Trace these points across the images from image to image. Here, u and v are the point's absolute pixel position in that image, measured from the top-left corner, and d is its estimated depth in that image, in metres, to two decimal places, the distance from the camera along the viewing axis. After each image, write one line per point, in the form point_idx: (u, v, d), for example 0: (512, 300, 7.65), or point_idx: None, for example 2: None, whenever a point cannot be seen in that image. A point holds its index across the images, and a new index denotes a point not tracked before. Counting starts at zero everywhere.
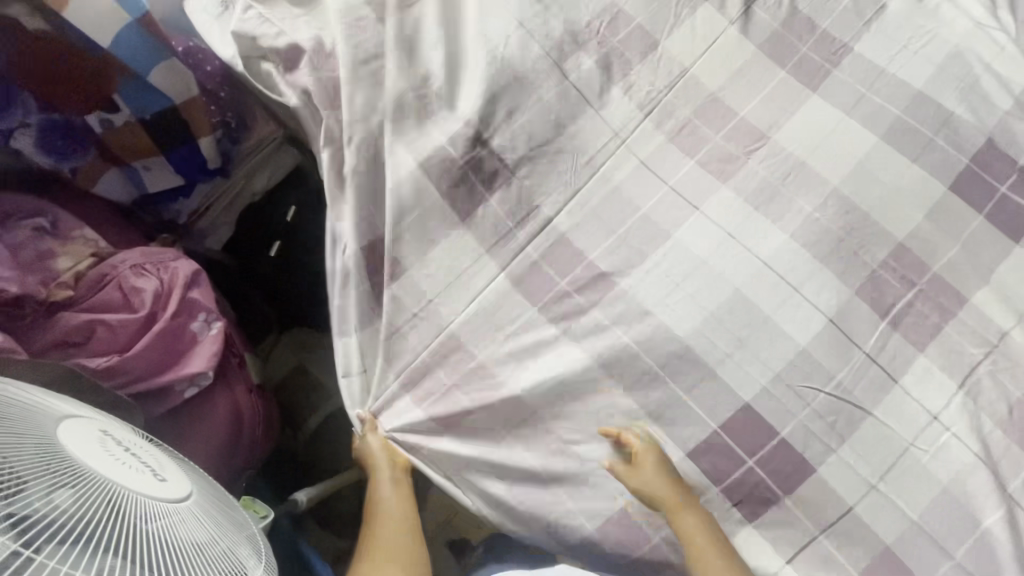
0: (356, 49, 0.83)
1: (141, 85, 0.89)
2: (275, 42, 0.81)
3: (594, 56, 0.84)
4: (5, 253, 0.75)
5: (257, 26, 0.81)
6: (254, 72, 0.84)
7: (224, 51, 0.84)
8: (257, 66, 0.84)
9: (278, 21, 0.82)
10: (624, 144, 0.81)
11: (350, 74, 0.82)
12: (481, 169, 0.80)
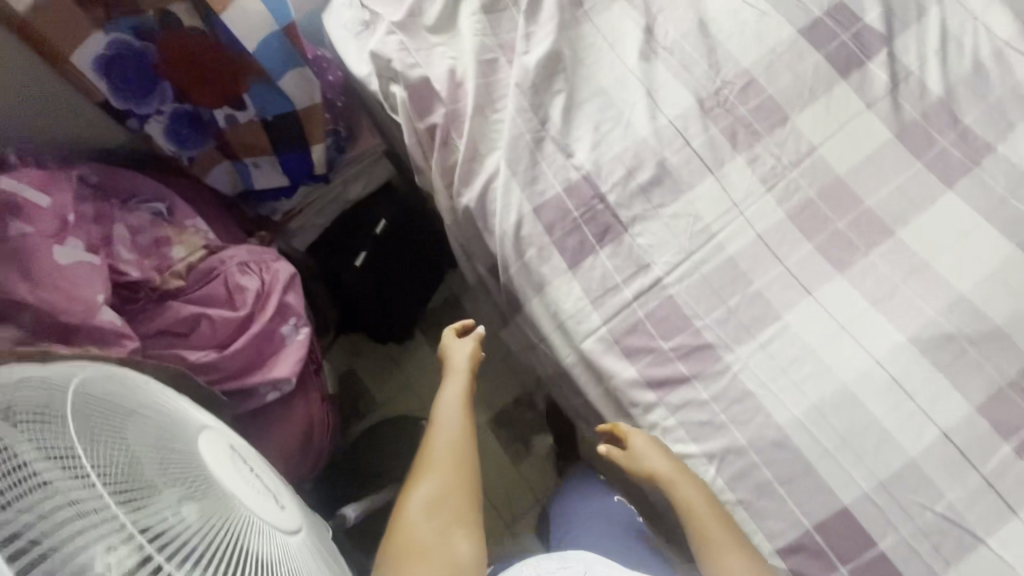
0: (486, 87, 0.85)
1: (270, 88, 0.91)
2: (409, 72, 0.83)
3: (720, 122, 0.83)
4: (126, 236, 0.78)
5: (395, 51, 0.83)
6: (383, 92, 0.85)
7: (357, 69, 0.87)
8: (387, 87, 0.85)
9: (415, 50, 0.84)
10: (743, 215, 0.79)
11: (476, 109, 0.83)
12: (593, 220, 0.80)
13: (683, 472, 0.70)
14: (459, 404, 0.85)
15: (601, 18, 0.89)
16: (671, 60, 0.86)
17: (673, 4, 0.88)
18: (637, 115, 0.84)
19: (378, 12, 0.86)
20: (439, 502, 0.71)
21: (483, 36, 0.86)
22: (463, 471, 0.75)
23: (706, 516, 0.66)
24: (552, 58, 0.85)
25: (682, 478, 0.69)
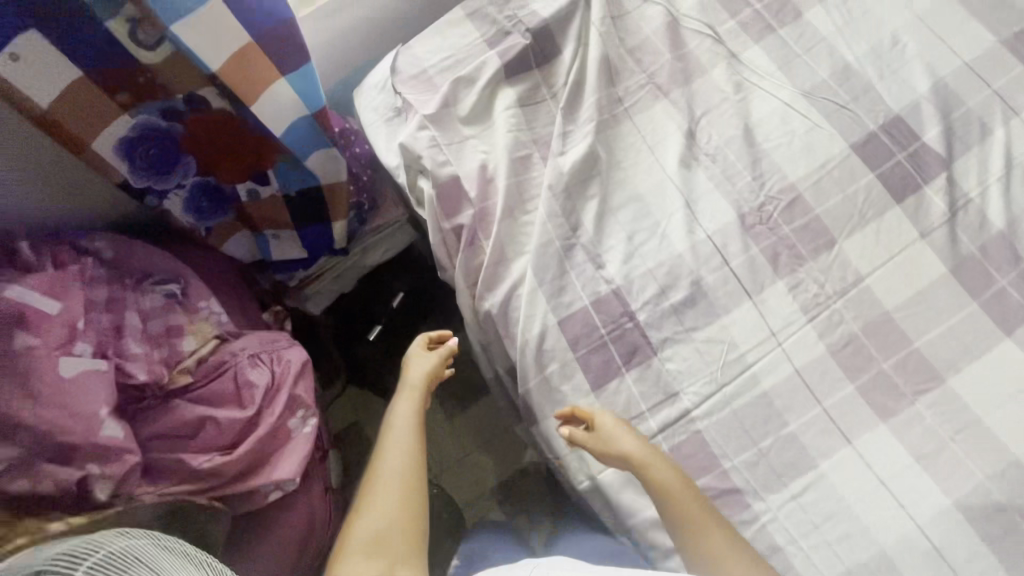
0: (518, 187, 0.81)
1: (295, 167, 0.88)
2: (439, 170, 0.80)
3: (762, 241, 0.78)
4: (137, 325, 0.75)
5: (426, 148, 0.80)
6: (410, 184, 0.83)
7: (387, 157, 0.85)
8: (415, 179, 0.82)
9: (446, 145, 0.81)
10: (781, 346, 0.74)
11: (505, 210, 0.80)
12: (622, 339, 0.75)
13: (648, 447, 0.69)
14: (411, 421, 0.80)
15: (641, 118, 0.85)
16: (713, 168, 0.82)
17: (718, 108, 0.84)
18: (674, 226, 0.80)
19: (410, 101, 0.83)
20: (387, 531, 0.67)
21: (517, 132, 0.83)
22: (413, 497, 0.71)
23: (674, 488, 0.65)
24: (587, 160, 0.81)
25: (647, 454, 0.68)
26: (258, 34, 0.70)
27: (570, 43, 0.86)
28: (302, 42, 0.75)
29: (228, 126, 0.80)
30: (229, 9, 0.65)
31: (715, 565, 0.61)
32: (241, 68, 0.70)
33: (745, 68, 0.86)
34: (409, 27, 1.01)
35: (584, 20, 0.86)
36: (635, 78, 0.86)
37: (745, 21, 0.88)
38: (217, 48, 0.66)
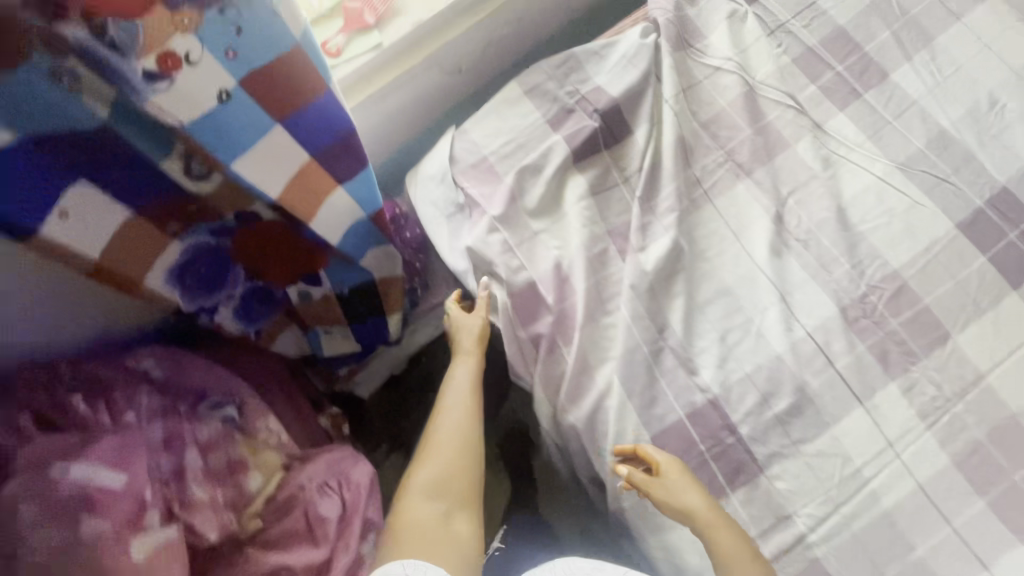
0: (596, 288, 0.75)
1: (348, 266, 0.82)
2: (514, 277, 0.74)
3: (868, 337, 0.72)
4: (199, 462, 0.68)
5: (498, 253, 0.75)
6: (480, 288, 0.77)
7: (452, 258, 0.79)
8: (485, 283, 0.76)
9: (518, 247, 0.75)
10: (899, 458, 0.68)
11: (586, 315, 0.73)
12: (723, 456, 0.70)
13: (715, 508, 0.64)
14: (466, 378, 0.76)
15: (723, 201, 0.78)
16: (807, 256, 0.76)
17: (807, 187, 0.78)
18: (770, 323, 0.73)
19: (475, 198, 0.77)
20: (443, 484, 0.66)
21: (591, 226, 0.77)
22: (470, 461, 0.69)
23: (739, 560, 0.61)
24: (671, 255, 0.75)
25: (713, 517, 0.64)
26: (316, 149, 0.61)
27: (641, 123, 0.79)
28: (360, 147, 0.66)
29: (281, 235, 0.73)
30: (287, 132, 0.57)
31: None
32: (296, 186, 0.63)
33: (832, 140, 0.79)
34: (458, 99, 0.94)
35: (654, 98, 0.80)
36: (712, 155, 0.80)
37: (827, 87, 0.81)
38: (273, 173, 0.59)
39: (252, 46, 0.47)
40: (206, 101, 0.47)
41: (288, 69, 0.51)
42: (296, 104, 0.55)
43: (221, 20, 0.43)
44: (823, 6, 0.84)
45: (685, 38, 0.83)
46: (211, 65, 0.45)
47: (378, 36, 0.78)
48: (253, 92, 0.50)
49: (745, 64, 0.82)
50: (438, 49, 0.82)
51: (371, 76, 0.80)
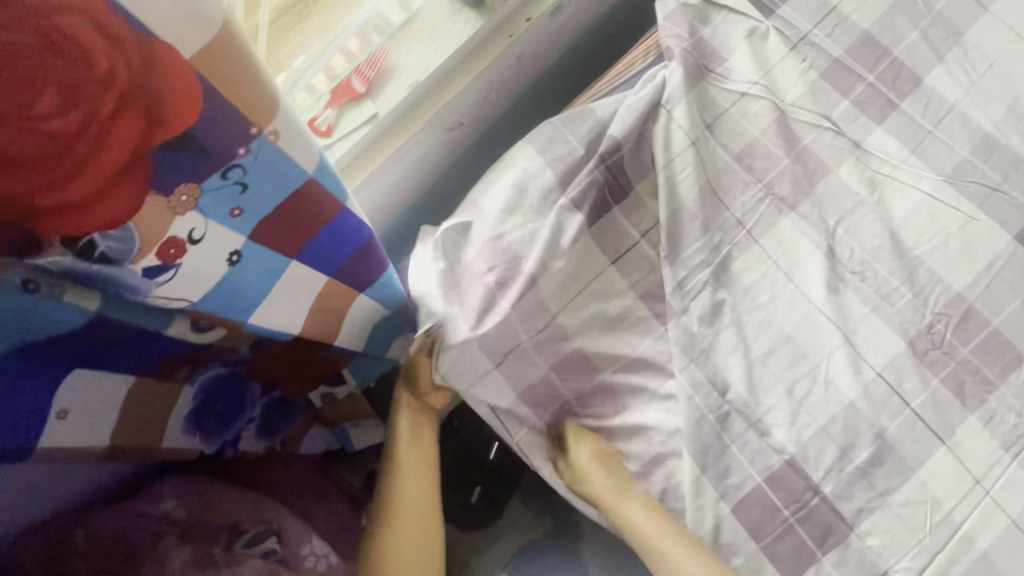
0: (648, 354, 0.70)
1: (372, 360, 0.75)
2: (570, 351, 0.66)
3: (940, 370, 0.68)
4: None
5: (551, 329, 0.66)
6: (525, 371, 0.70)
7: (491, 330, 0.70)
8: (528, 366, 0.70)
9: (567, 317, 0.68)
10: (990, 496, 0.65)
11: None
12: (810, 519, 0.65)
13: (618, 486, 0.69)
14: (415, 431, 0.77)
15: (769, 239, 0.73)
16: (866, 291, 0.71)
17: (854, 214, 0.73)
18: (837, 368, 0.69)
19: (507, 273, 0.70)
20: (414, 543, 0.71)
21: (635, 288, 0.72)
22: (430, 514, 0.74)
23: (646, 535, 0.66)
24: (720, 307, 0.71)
25: (613, 497, 0.69)
26: (336, 269, 0.52)
27: (671, 167, 0.73)
28: (383, 251, 0.57)
29: (300, 351, 0.65)
30: (304, 265, 0.48)
31: None
32: (318, 309, 0.55)
33: (874, 158, 0.74)
34: (461, 154, 0.85)
35: (682, 134, 0.74)
36: (750, 190, 0.74)
37: (861, 100, 0.77)
38: (294, 305, 0.52)
39: (259, 196, 0.39)
40: (215, 267, 0.41)
41: (301, 204, 0.42)
42: (312, 234, 0.46)
43: (222, 185, 0.36)
44: (845, 10, 0.79)
45: (705, 65, 0.77)
46: (213, 230, 0.39)
47: (373, 106, 0.70)
48: (264, 241, 0.43)
49: (772, 86, 0.77)
50: (441, 107, 0.74)
51: (370, 149, 0.72)
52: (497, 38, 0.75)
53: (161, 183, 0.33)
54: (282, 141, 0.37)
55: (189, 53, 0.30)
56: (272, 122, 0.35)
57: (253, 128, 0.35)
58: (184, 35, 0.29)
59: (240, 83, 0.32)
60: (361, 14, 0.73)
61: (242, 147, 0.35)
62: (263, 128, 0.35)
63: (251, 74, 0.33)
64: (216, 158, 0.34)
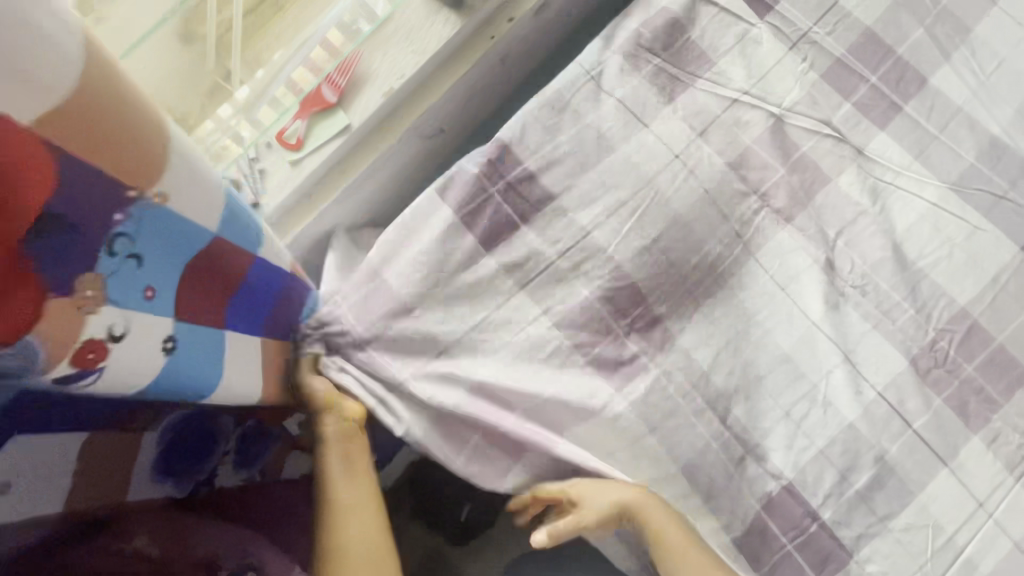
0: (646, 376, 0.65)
1: None
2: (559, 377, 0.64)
3: (944, 389, 0.66)
4: None
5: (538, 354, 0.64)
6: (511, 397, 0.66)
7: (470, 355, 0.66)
8: None
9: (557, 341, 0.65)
10: (993, 518, 0.63)
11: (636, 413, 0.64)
12: (809, 546, 0.63)
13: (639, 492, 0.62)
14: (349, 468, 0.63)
15: (766, 254, 0.69)
16: (867, 307, 0.68)
17: (855, 227, 0.69)
18: (836, 389, 0.66)
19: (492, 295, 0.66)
20: None
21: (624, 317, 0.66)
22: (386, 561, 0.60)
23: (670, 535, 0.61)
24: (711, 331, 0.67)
25: (641, 496, 0.62)
26: (266, 315, 0.53)
27: (662, 179, 0.69)
28: (304, 281, 0.58)
29: None
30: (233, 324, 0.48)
31: None
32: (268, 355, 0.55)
33: (877, 166, 0.71)
34: (441, 163, 0.81)
35: (665, 150, 0.70)
36: (750, 200, 0.70)
37: (863, 103, 0.73)
38: (248, 359, 0.51)
39: (158, 263, 0.38)
40: (156, 355, 0.39)
41: (206, 262, 0.42)
42: (230, 289, 0.46)
43: (120, 261, 0.35)
44: (847, 6, 0.74)
45: (689, 72, 0.73)
46: (141, 318, 0.37)
47: (346, 117, 0.66)
48: (185, 313, 0.42)
49: (771, 88, 0.72)
50: (419, 116, 0.70)
51: (344, 164, 0.68)
52: (478, 39, 0.70)
53: (59, 283, 0.31)
54: (171, 201, 0.36)
55: (44, 123, 0.28)
56: (158, 184, 0.35)
57: (133, 190, 0.33)
58: (29, 113, 0.27)
59: (118, 150, 0.31)
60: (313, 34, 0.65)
61: (119, 214, 0.33)
62: (146, 190, 0.34)
63: (134, 139, 0.32)
64: (94, 226, 0.32)
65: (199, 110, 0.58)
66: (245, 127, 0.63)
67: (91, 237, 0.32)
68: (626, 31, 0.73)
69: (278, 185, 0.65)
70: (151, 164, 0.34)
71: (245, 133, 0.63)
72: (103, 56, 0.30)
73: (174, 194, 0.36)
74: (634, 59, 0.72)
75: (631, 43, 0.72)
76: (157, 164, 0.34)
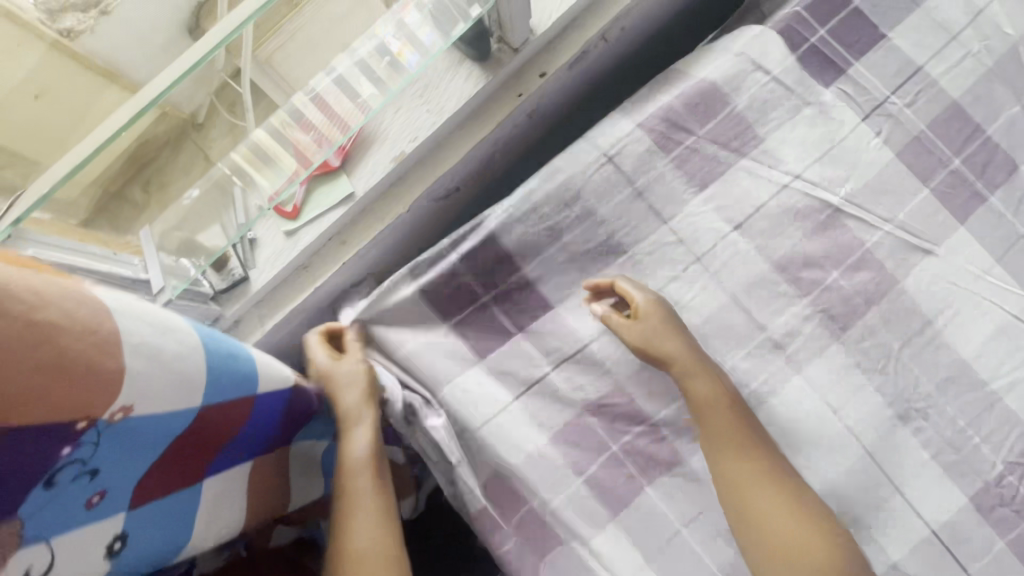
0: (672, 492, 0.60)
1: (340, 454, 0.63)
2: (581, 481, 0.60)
3: (1010, 532, 0.58)
4: None
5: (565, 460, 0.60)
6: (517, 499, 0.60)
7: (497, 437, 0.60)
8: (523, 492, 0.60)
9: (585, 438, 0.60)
10: None
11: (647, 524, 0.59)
12: None
13: (695, 353, 0.58)
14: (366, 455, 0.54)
15: (816, 367, 0.60)
16: (932, 434, 0.59)
17: (926, 335, 0.61)
18: (882, 525, 0.58)
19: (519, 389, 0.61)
20: None
21: (628, 431, 0.61)
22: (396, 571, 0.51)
23: (713, 404, 0.56)
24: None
25: (692, 360, 0.57)
26: (264, 446, 0.48)
27: (691, 281, 0.62)
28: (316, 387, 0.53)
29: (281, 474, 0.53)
30: (218, 475, 0.44)
31: (773, 552, 0.51)
32: (262, 489, 0.50)
33: (950, 266, 0.62)
34: (455, 218, 0.73)
35: (685, 250, 0.63)
36: (793, 307, 0.61)
37: (943, 190, 0.63)
38: (230, 511, 0.47)
39: (117, 463, 0.35)
40: (89, 561, 0.35)
41: (189, 437, 0.40)
42: (222, 439, 0.43)
43: (65, 485, 0.33)
44: (932, 74, 0.65)
45: (732, 149, 0.64)
46: (64, 536, 0.33)
47: (349, 183, 0.58)
48: (159, 491, 0.39)
49: (826, 173, 0.64)
50: (433, 179, 0.61)
51: (345, 232, 0.60)
52: (505, 93, 0.61)
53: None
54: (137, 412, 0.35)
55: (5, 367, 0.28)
56: (115, 402, 0.33)
57: (81, 422, 0.32)
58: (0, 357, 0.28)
59: (79, 381, 0.31)
60: (359, 52, 0.52)
61: (66, 447, 0.32)
62: (98, 415, 0.33)
63: (70, 375, 0.30)
64: (33, 467, 0.31)
65: (204, 115, 0.47)
66: (274, 155, 0.53)
67: (25, 483, 0.31)
68: (655, 100, 0.64)
69: (268, 258, 0.58)
70: (102, 387, 0.32)
71: (275, 163, 0.53)
72: (90, 303, 0.32)
73: (136, 402, 0.34)
74: (665, 138, 0.64)
75: (661, 115, 0.64)
76: (110, 384, 0.32)
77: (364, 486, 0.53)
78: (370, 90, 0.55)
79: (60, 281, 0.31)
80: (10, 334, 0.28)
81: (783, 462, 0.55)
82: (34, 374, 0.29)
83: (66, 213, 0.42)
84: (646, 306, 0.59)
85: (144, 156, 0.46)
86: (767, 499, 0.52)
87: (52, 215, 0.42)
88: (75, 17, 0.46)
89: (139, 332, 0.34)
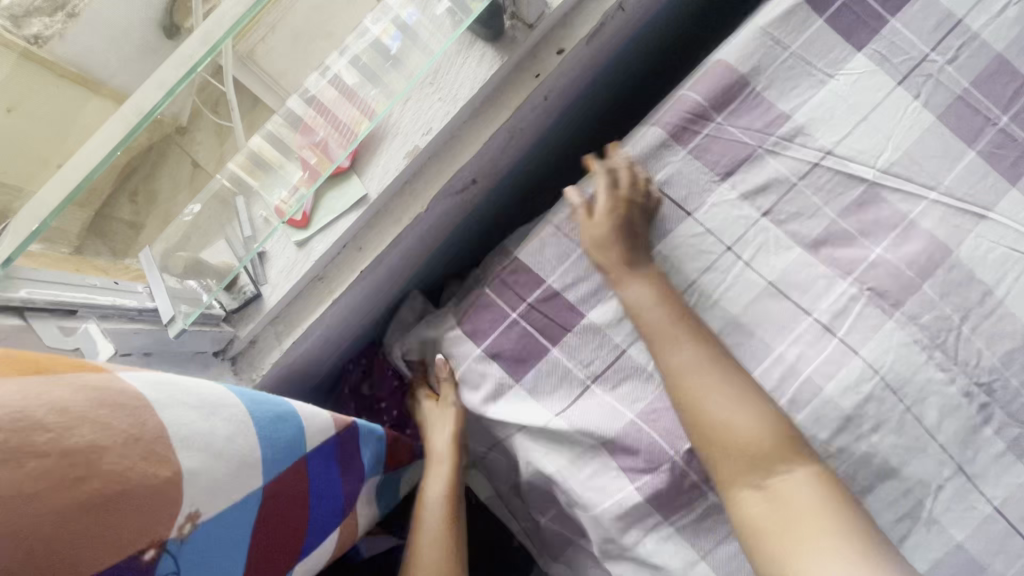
0: None
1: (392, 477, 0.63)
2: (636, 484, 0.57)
3: None
4: None
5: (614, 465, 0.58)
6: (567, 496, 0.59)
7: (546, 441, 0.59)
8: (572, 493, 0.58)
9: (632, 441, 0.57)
10: None
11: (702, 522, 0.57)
12: None
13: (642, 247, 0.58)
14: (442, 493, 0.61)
15: (872, 349, 0.55)
16: (993, 409, 0.56)
17: (988, 306, 0.57)
18: (944, 506, 0.56)
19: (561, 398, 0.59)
20: None
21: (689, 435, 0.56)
22: None
23: (648, 303, 0.55)
24: None
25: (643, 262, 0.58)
26: (344, 507, 0.50)
27: (737, 270, 0.58)
28: (362, 431, 0.53)
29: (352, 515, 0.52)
30: (304, 562, 0.46)
31: (704, 423, 0.51)
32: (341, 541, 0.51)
33: (1005, 231, 0.58)
34: (471, 213, 0.68)
35: (714, 240, 0.59)
36: (837, 287, 0.57)
37: (991, 151, 0.59)
38: None
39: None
40: None
41: (267, 518, 0.42)
42: (300, 520, 0.45)
43: None
44: (974, 26, 0.60)
45: (755, 132, 0.60)
46: None
47: (362, 184, 0.54)
48: None
49: (859, 146, 0.59)
50: (450, 176, 0.57)
51: (361, 237, 0.56)
52: (519, 76, 0.57)
53: None
54: (199, 518, 0.36)
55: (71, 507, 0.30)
56: (181, 513, 0.35)
57: (150, 549, 0.33)
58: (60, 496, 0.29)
59: (141, 503, 0.33)
60: (352, 50, 0.49)
61: None
62: (168, 534, 0.34)
63: (124, 500, 0.32)
64: None
65: (188, 117, 0.41)
66: (270, 160, 0.49)
67: None
68: (671, 99, 0.62)
69: (281, 272, 0.54)
70: (165, 501, 0.34)
71: (272, 168, 0.49)
72: (129, 415, 0.33)
73: (199, 507, 0.36)
74: (680, 130, 0.60)
75: (673, 109, 0.60)
76: (168, 492, 0.34)
77: (435, 524, 0.59)
78: (372, 90, 0.50)
79: (92, 387, 0.33)
80: (54, 469, 0.29)
81: (730, 357, 0.54)
82: (92, 506, 0.31)
83: (57, 242, 0.38)
84: (608, 206, 0.57)
85: (132, 164, 0.39)
86: (710, 381, 0.52)
87: (43, 247, 0.38)
88: (42, 22, 0.42)
89: (185, 417, 0.36)
